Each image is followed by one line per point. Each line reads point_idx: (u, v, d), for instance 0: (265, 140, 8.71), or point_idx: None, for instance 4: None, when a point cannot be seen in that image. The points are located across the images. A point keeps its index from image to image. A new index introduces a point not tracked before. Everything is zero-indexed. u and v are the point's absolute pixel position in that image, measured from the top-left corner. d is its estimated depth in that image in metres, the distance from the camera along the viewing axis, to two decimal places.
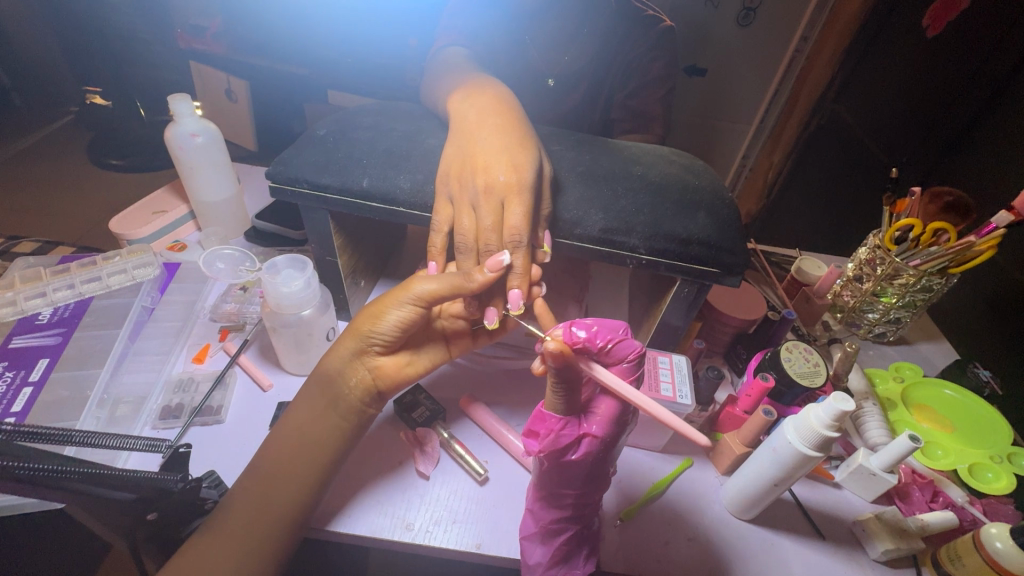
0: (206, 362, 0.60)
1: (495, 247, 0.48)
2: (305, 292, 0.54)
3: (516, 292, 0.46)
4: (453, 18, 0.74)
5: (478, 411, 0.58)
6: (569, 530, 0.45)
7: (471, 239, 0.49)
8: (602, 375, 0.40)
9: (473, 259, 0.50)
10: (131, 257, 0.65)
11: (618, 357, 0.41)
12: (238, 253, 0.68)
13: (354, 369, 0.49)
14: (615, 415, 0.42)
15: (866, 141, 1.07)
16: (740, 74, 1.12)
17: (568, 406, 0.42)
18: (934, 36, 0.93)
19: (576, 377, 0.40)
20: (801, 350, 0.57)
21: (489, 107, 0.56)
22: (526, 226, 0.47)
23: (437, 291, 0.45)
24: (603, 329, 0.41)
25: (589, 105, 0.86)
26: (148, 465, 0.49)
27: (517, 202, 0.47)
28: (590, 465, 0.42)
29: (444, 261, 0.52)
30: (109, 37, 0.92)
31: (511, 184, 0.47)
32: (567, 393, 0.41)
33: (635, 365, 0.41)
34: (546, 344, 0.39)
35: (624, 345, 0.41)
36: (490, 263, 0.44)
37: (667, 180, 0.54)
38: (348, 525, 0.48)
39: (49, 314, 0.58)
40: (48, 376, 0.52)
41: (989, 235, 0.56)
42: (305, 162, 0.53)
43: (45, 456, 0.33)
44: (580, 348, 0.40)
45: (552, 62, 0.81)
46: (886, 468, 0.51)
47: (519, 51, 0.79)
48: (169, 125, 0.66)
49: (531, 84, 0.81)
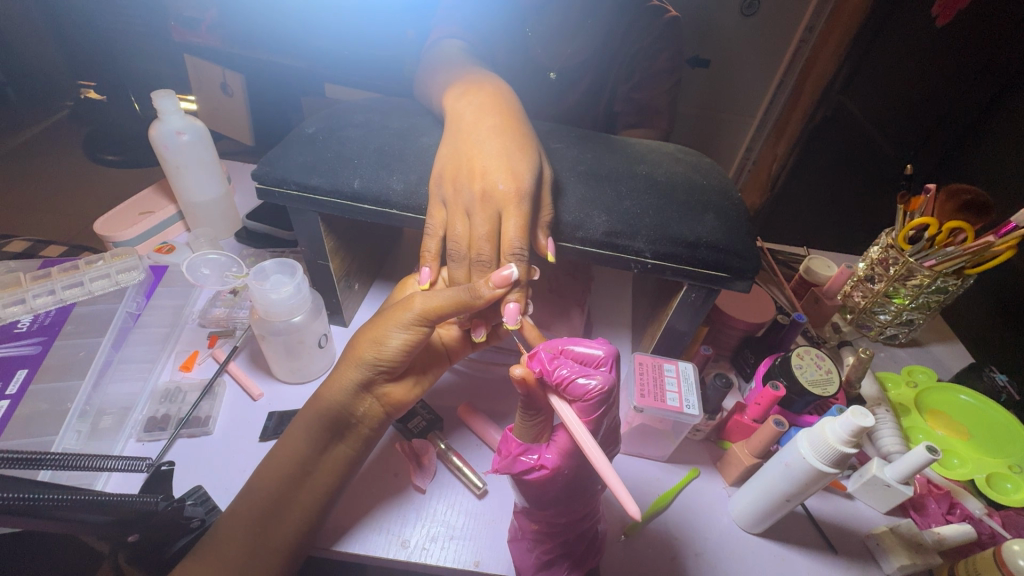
0: (193, 370, 0.58)
1: (487, 259, 0.45)
2: (295, 299, 0.51)
3: (512, 307, 0.43)
4: (449, 9, 0.71)
5: (476, 420, 0.56)
6: (558, 552, 0.43)
7: (464, 247, 0.46)
8: (560, 412, 0.37)
9: (465, 269, 0.47)
10: (115, 260, 0.61)
11: (575, 396, 0.37)
12: (225, 258, 0.65)
13: (361, 400, 0.46)
14: (570, 453, 0.39)
15: (873, 134, 1.05)
16: (745, 65, 1.09)
17: (531, 434, 0.40)
18: (944, 24, 0.89)
19: (539, 405, 0.39)
20: (812, 356, 0.55)
21: (488, 104, 0.54)
22: (524, 237, 0.44)
23: (441, 307, 0.43)
24: (568, 363, 0.38)
25: (592, 99, 0.83)
26: (131, 486, 0.47)
27: (514, 213, 0.44)
28: (544, 496, 0.40)
29: (436, 269, 0.49)
30: (98, 30, 0.90)
31: (509, 194, 0.45)
32: (533, 419, 0.39)
33: (595, 403, 0.37)
34: (513, 370, 0.37)
35: (583, 383, 0.37)
36: (497, 278, 0.41)
37: (673, 180, 0.52)
38: (351, 544, 0.46)
39: (29, 321, 0.56)
40: (26, 389, 0.50)
41: (1008, 236, 0.53)
42: (293, 162, 0.50)
43: (25, 483, 0.31)
44: (537, 379, 0.38)
45: (554, 55, 0.78)
46: (901, 480, 0.49)
47: (519, 45, 0.76)
48: (153, 122, 0.63)
49: (532, 76, 0.79)
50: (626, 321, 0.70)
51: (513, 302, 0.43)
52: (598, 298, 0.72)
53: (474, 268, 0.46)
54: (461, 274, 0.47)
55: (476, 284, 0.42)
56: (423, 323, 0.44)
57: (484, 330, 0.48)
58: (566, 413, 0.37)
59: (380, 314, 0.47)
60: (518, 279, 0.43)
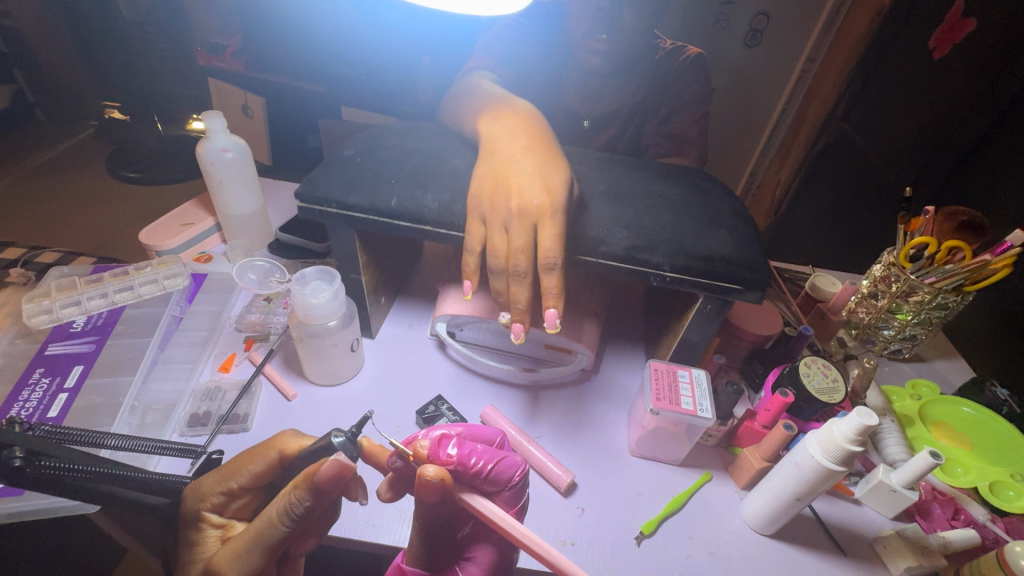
0: (232, 370, 0.61)
1: (523, 270, 0.49)
2: (332, 304, 0.55)
3: (552, 312, 0.49)
4: (493, 41, 0.79)
5: (488, 409, 0.59)
6: None
7: (502, 261, 0.50)
8: (480, 507, 0.39)
9: (505, 281, 0.51)
10: (162, 268, 0.66)
11: (501, 484, 0.42)
12: (269, 265, 0.70)
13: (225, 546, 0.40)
14: (492, 549, 0.43)
15: (870, 157, 1.10)
16: (764, 87, 1.26)
17: (429, 549, 0.41)
18: (941, 58, 0.95)
19: (441, 513, 0.39)
20: (819, 365, 0.58)
21: (520, 127, 0.58)
22: (559, 248, 0.48)
23: (242, 541, 0.38)
24: (480, 449, 0.42)
25: (615, 137, 0.88)
26: (179, 469, 0.50)
27: (551, 226, 0.49)
28: None
29: (477, 281, 0.54)
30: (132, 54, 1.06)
31: (543, 207, 0.49)
32: (434, 540, 0.41)
33: (518, 491, 0.43)
34: (424, 471, 0.36)
35: (504, 463, 0.42)
36: (331, 472, 0.35)
37: (687, 202, 0.57)
38: (375, 535, 0.48)
39: (83, 322, 0.60)
40: (82, 383, 0.54)
41: (1004, 254, 0.56)
42: (334, 182, 0.55)
43: (83, 456, 0.35)
44: (454, 471, 0.40)
45: (589, 105, 0.86)
46: (906, 485, 0.52)
47: (554, 91, 0.86)
48: (201, 140, 0.67)
49: (567, 122, 0.87)
50: (638, 333, 0.73)
51: (340, 464, 0.35)
52: (611, 311, 0.76)
53: (512, 279, 0.50)
54: (501, 285, 0.51)
55: (273, 515, 0.37)
56: (241, 516, 0.42)
57: (361, 499, 0.41)
58: (486, 507, 0.39)
59: (219, 474, 0.41)
60: (546, 287, 0.49)
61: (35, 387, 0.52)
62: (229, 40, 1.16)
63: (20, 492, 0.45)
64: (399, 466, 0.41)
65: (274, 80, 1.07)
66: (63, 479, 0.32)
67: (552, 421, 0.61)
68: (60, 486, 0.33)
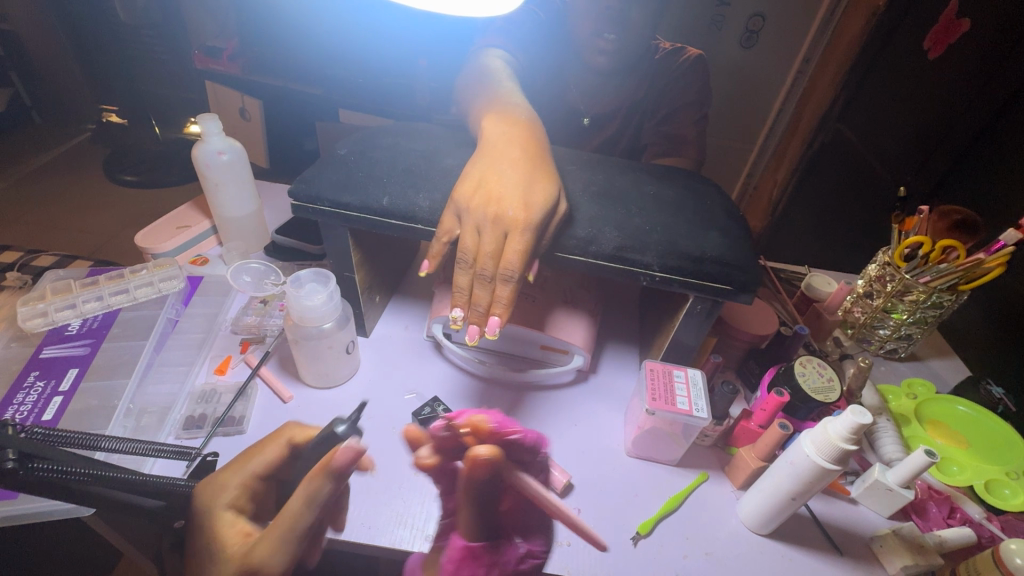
0: (227, 373, 0.61)
1: (489, 274, 0.49)
2: (328, 305, 0.55)
3: (494, 321, 0.48)
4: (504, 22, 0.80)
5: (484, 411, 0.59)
6: None
7: (471, 259, 0.50)
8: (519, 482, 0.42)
9: (468, 277, 0.50)
10: (158, 271, 0.67)
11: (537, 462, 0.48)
12: (263, 267, 0.72)
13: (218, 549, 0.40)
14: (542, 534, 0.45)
15: (866, 156, 1.10)
16: (759, 88, 1.27)
17: (483, 529, 0.40)
18: (936, 57, 0.95)
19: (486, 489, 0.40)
20: (815, 365, 0.58)
21: (512, 129, 0.59)
22: (520, 264, 0.48)
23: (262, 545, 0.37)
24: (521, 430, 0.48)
25: (615, 138, 0.88)
26: (174, 472, 0.50)
27: (517, 241, 0.49)
28: None
29: (434, 263, 0.51)
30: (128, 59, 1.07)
31: (517, 220, 0.49)
32: (487, 511, 0.40)
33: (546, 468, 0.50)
34: (478, 451, 0.42)
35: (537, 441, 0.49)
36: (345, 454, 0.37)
37: (681, 203, 0.57)
38: (371, 536, 0.48)
39: (78, 325, 0.60)
40: (76, 386, 0.54)
41: (997, 253, 0.56)
42: (327, 181, 0.55)
43: (77, 459, 0.35)
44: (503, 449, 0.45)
45: (589, 102, 0.86)
46: (902, 484, 0.52)
47: (557, 96, 0.86)
48: (196, 143, 0.67)
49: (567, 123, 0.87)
50: (636, 334, 0.73)
51: (354, 449, 0.37)
52: (609, 312, 0.76)
53: (477, 280, 0.49)
54: (464, 281, 0.50)
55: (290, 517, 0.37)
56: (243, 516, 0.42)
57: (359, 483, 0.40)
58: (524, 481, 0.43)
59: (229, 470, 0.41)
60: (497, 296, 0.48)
61: (29, 391, 0.52)
62: (226, 42, 1.16)
63: (15, 495, 0.45)
64: (446, 438, 0.47)
65: (272, 82, 1.07)
66: (55, 482, 0.32)
67: (548, 423, 0.60)
68: (52, 487, 0.33)
